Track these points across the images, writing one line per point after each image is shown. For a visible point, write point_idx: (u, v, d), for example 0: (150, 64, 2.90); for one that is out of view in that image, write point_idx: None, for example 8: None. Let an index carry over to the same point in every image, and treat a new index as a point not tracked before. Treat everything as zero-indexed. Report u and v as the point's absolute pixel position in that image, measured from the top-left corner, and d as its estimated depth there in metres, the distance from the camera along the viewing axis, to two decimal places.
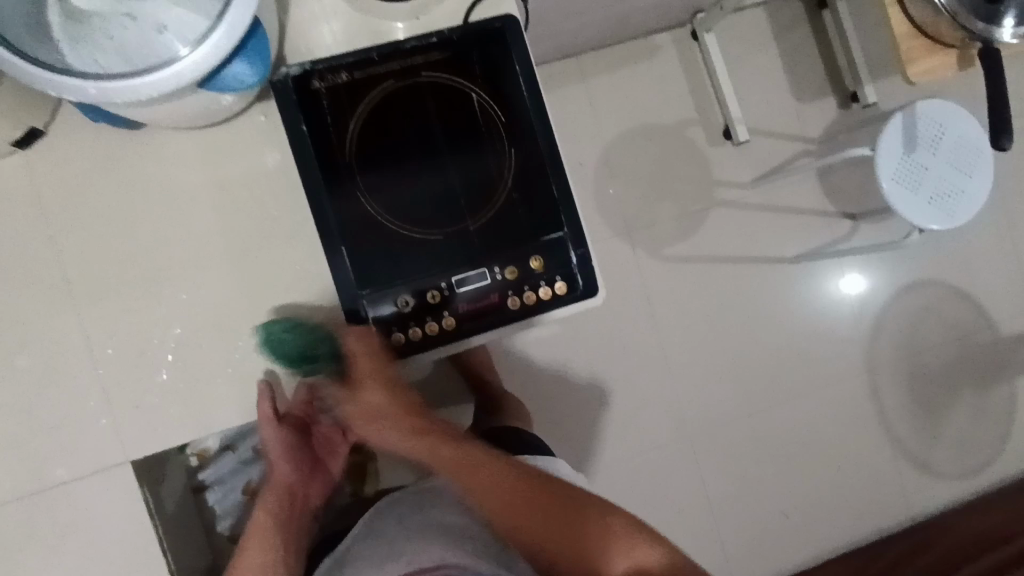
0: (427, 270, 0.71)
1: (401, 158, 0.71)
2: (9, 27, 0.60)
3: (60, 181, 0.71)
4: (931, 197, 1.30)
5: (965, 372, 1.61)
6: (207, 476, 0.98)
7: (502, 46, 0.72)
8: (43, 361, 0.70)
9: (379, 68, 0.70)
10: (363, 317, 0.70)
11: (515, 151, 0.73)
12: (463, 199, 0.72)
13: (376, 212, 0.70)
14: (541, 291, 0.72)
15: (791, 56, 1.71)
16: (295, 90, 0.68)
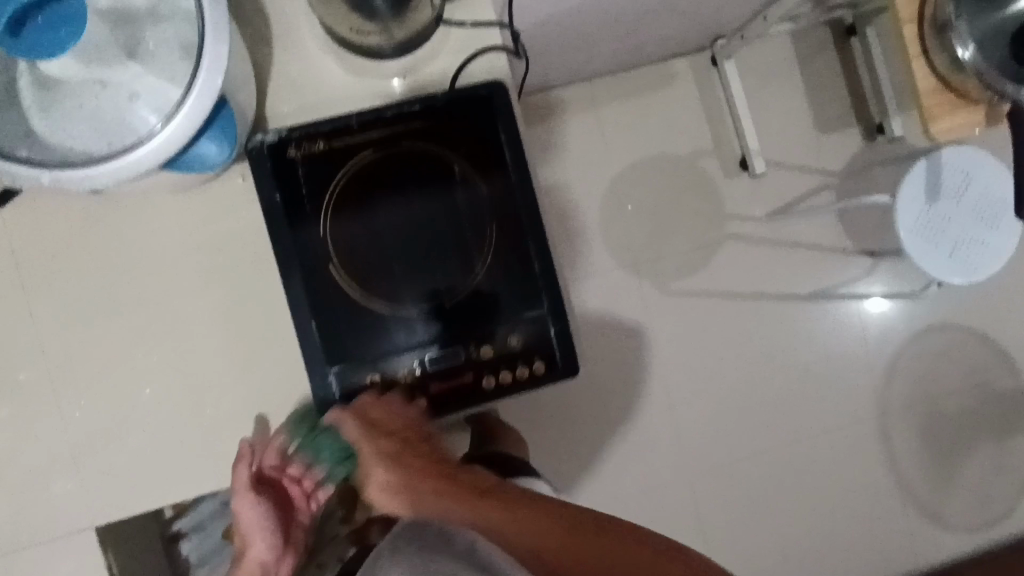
0: (399, 347, 0.69)
1: (380, 229, 0.69)
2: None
3: (35, 246, 0.70)
4: (951, 250, 1.23)
5: (985, 421, 1.53)
6: (182, 526, 1.01)
7: (486, 116, 0.69)
8: (14, 425, 0.70)
9: (358, 137, 0.68)
10: (332, 393, 0.68)
11: (496, 223, 0.70)
12: (441, 273, 0.70)
13: (349, 286, 0.68)
14: (518, 371, 0.69)
15: (814, 85, 1.64)
16: (270, 159, 0.66)
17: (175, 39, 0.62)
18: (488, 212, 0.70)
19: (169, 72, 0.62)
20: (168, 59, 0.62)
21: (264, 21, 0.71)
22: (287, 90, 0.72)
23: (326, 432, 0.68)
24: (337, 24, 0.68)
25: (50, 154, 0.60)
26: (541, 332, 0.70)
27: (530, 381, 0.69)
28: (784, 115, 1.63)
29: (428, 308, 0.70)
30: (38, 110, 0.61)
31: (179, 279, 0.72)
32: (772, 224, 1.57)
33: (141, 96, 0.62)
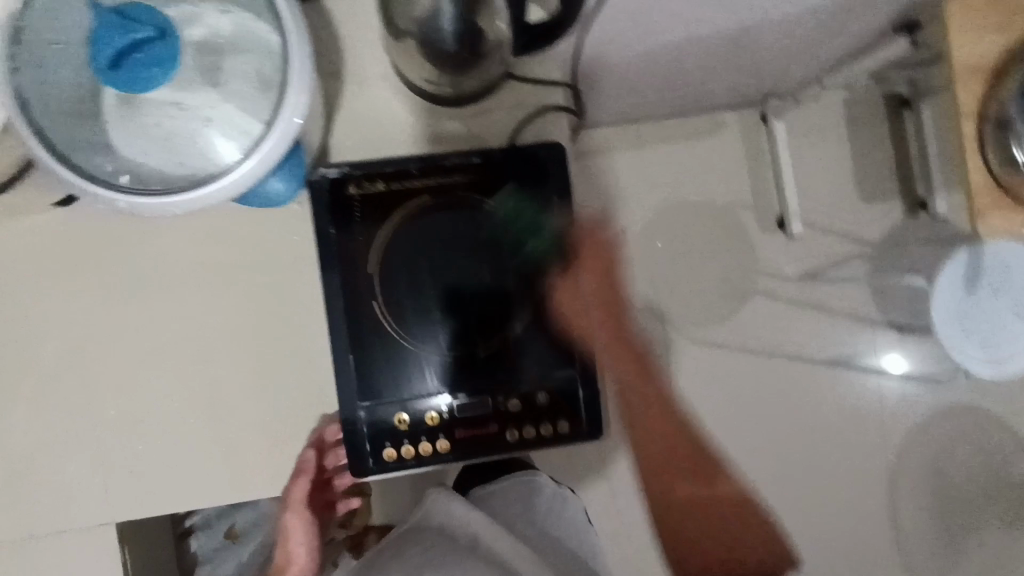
0: (431, 390, 0.71)
1: (425, 272, 0.71)
2: (55, 124, 0.59)
3: (90, 247, 0.71)
4: (985, 345, 1.21)
5: (1002, 517, 1.44)
6: (192, 522, 1.11)
7: (542, 176, 0.71)
8: (49, 416, 0.72)
9: (416, 182, 0.70)
10: (360, 427, 0.70)
11: (538, 281, 0.72)
12: (479, 323, 0.71)
13: (390, 324, 0.70)
14: (542, 429, 0.71)
15: (865, 148, 1.57)
16: (329, 195, 0.68)
17: (255, 71, 0.63)
18: (532, 270, 0.72)
19: (245, 102, 0.62)
20: (243, 88, 0.63)
21: (339, 57, 0.73)
22: (348, 123, 0.74)
23: (350, 464, 0.70)
24: (404, 69, 0.71)
25: (121, 171, 0.61)
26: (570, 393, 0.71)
27: (554, 440, 0.71)
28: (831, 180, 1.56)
29: (463, 355, 0.71)
30: (115, 122, 0.61)
31: (225, 297, 0.73)
32: (802, 287, 1.52)
33: (215, 121, 0.62)
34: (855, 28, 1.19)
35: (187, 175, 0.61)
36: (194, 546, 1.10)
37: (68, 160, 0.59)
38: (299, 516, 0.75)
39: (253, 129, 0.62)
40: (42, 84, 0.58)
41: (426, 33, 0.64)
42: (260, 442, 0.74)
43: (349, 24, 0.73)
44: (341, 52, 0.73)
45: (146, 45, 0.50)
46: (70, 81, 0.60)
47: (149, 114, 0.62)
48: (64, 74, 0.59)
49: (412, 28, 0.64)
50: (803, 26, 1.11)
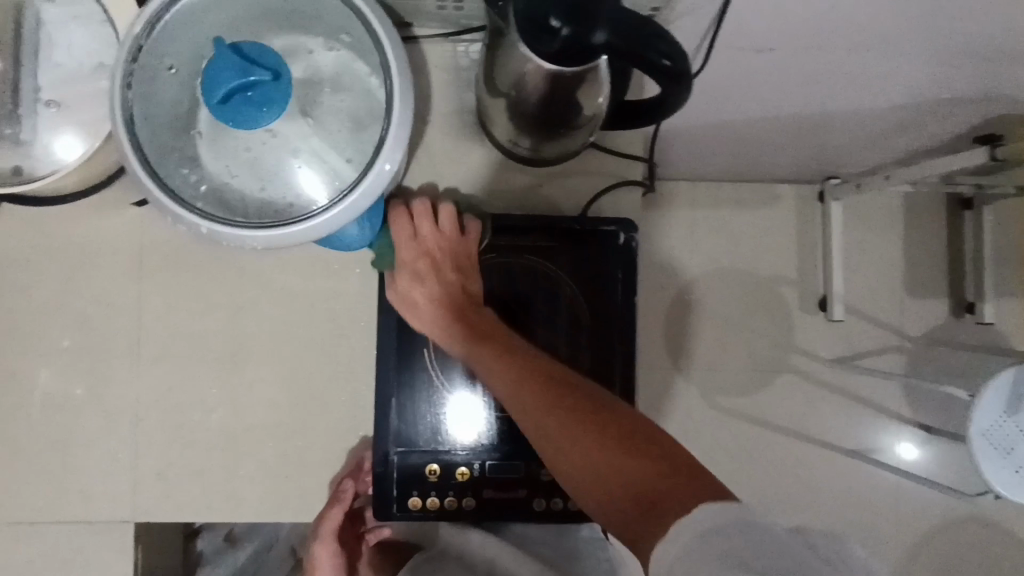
0: (467, 443, 0.71)
1: None
2: (154, 138, 0.60)
3: (163, 249, 0.74)
4: (1018, 466, 1.20)
5: None
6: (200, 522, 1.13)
7: (609, 249, 0.74)
8: (94, 404, 0.74)
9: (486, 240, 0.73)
10: (390, 470, 0.70)
11: (588, 351, 0.74)
12: None
13: (436, 373, 0.72)
14: (571, 503, 0.70)
15: (918, 243, 1.62)
16: (400, 240, 0.71)
17: (349, 111, 0.63)
18: (585, 338, 0.74)
19: (335, 140, 0.63)
20: (337, 126, 0.63)
21: (427, 100, 0.76)
22: (430, 165, 0.76)
23: (374, 507, 0.70)
24: (497, 121, 0.70)
25: (203, 190, 0.61)
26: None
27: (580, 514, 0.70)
28: (878, 268, 1.61)
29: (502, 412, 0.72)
30: (206, 139, 0.61)
31: (281, 318, 0.75)
32: (837, 372, 1.57)
33: (303, 154, 0.62)
34: (932, 130, 1.20)
35: (267, 202, 0.62)
36: (199, 546, 1.13)
37: (157, 174, 0.59)
38: (328, 548, 0.77)
39: (339, 169, 0.62)
40: (150, 97, 0.60)
41: (524, 94, 0.63)
42: (292, 462, 0.75)
43: (444, 69, 0.76)
44: (430, 95, 0.76)
45: (258, 87, 0.52)
46: (175, 97, 0.61)
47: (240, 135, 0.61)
48: (172, 92, 0.60)
49: (512, 89, 0.64)
50: (883, 120, 1.15)
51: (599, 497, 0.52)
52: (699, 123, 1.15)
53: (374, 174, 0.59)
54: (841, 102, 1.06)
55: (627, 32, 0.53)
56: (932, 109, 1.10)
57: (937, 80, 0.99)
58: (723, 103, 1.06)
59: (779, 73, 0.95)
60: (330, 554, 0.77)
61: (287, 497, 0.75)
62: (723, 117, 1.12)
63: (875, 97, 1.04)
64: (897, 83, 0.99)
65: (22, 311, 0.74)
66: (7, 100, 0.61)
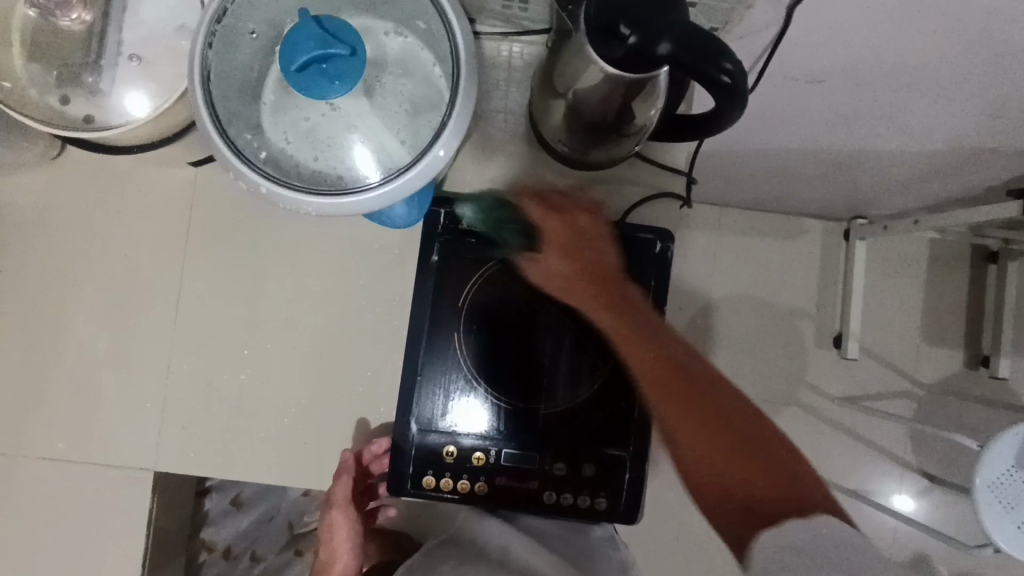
0: (484, 432, 0.74)
1: (509, 319, 0.76)
2: (222, 97, 0.62)
3: (214, 210, 0.77)
4: (1021, 522, 1.20)
5: None
6: (211, 482, 1.18)
7: (643, 258, 0.76)
8: (129, 352, 0.76)
9: None
10: (409, 447, 0.72)
11: (613, 356, 0.76)
12: (545, 379, 0.76)
13: (463, 357, 0.75)
14: (579, 499, 0.73)
15: (940, 291, 1.63)
16: (442, 228, 0.74)
17: (410, 95, 0.66)
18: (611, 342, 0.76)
19: (393, 120, 0.65)
20: (395, 107, 0.65)
21: (483, 95, 0.78)
22: None
23: (389, 481, 0.72)
24: (549, 118, 0.72)
25: (262, 152, 0.63)
26: (618, 468, 0.74)
27: (586, 510, 0.73)
28: (899, 312, 1.61)
29: (524, 403, 0.75)
30: (271, 107, 0.64)
31: (319, 288, 0.77)
32: (848, 411, 1.56)
33: (361, 130, 0.64)
34: (968, 180, 1.22)
35: (321, 172, 0.64)
36: (208, 506, 1.18)
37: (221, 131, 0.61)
38: (345, 513, 0.79)
39: (394, 148, 0.65)
40: (224, 59, 0.62)
41: (582, 97, 0.65)
42: (313, 431, 0.77)
43: (499, 66, 0.78)
44: (487, 90, 0.78)
45: (333, 60, 0.54)
46: (247, 64, 0.64)
47: (303, 106, 0.64)
48: (245, 57, 0.63)
49: (569, 90, 0.66)
50: (921, 165, 1.16)
51: (710, 495, 0.54)
52: (739, 149, 1.17)
53: (430, 155, 0.60)
54: (882, 142, 1.07)
55: (689, 46, 0.55)
56: (970, 160, 1.12)
57: (979, 131, 1.00)
58: (765, 132, 1.08)
59: (825, 107, 0.97)
60: (346, 519, 0.80)
61: (307, 461, 0.77)
62: (763, 145, 1.14)
63: (915, 140, 1.06)
64: (940, 129, 1.00)
65: (75, 254, 0.76)
66: (92, 49, 0.63)
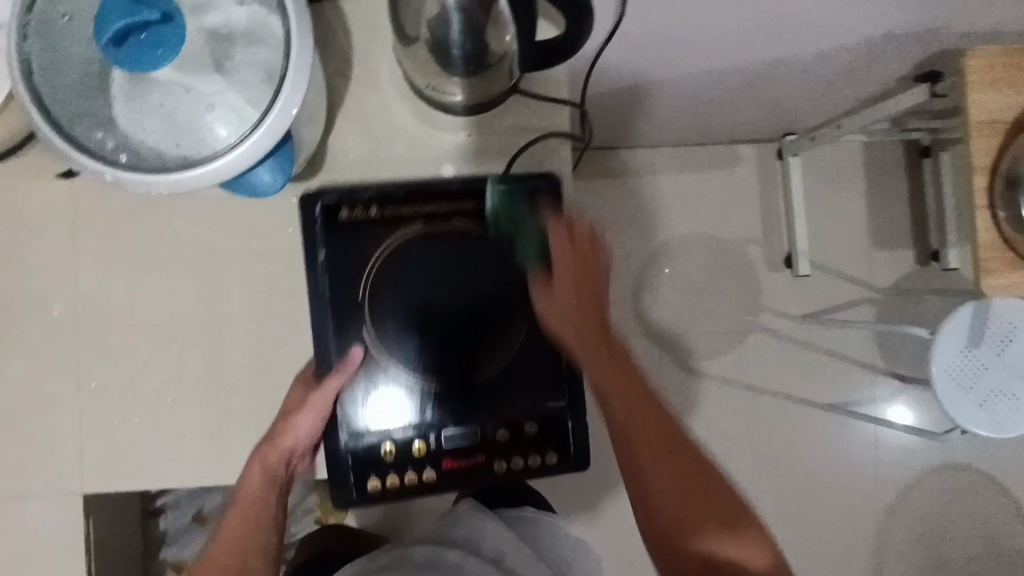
0: (416, 420, 0.76)
1: (411, 302, 0.76)
2: (63, 93, 0.60)
3: (96, 220, 0.76)
4: (983, 400, 1.21)
5: (975, 556, 1.61)
6: (164, 501, 1.20)
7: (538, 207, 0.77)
8: (34, 377, 0.75)
9: (409, 210, 0.76)
10: (342, 455, 0.75)
11: (528, 313, 0.78)
12: (465, 357, 0.77)
13: (377, 350, 0.76)
14: (530, 459, 0.77)
15: (879, 194, 1.65)
16: (322, 222, 0.74)
17: (263, 63, 0.63)
18: (522, 300, 0.78)
19: (250, 91, 0.63)
20: (251, 79, 0.63)
21: (347, 59, 0.78)
22: (356, 122, 0.78)
23: (336, 492, 0.75)
24: (413, 71, 0.72)
25: (115, 143, 0.61)
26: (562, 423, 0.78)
27: (539, 471, 0.77)
28: (841, 222, 1.64)
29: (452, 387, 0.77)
30: (121, 99, 0.61)
31: (218, 280, 0.77)
32: (805, 327, 1.62)
33: (219, 108, 0.62)
34: (877, 73, 1.21)
35: (184, 157, 0.62)
36: (163, 526, 1.20)
37: (64, 131, 0.60)
38: (316, 413, 0.73)
39: (254, 118, 0.62)
40: (51, 58, 0.60)
41: (431, 34, 0.65)
42: (240, 422, 0.77)
43: (360, 23, 0.78)
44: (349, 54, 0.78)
45: (148, 28, 0.58)
46: (85, 58, 0.61)
47: (161, 96, 0.61)
48: (79, 48, 0.61)
49: (421, 33, 0.65)
50: (827, 66, 1.16)
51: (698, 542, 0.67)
52: (644, 82, 1.17)
53: (281, 109, 0.61)
54: (779, 48, 1.07)
55: None
56: (872, 50, 1.11)
57: (870, 18, 0.99)
58: (663, 59, 1.08)
59: (711, 19, 0.95)
60: (317, 416, 0.73)
61: (239, 453, 0.77)
62: (664, 74, 1.14)
63: (811, 40, 1.05)
64: (826, 26, 1.00)
65: None
66: None
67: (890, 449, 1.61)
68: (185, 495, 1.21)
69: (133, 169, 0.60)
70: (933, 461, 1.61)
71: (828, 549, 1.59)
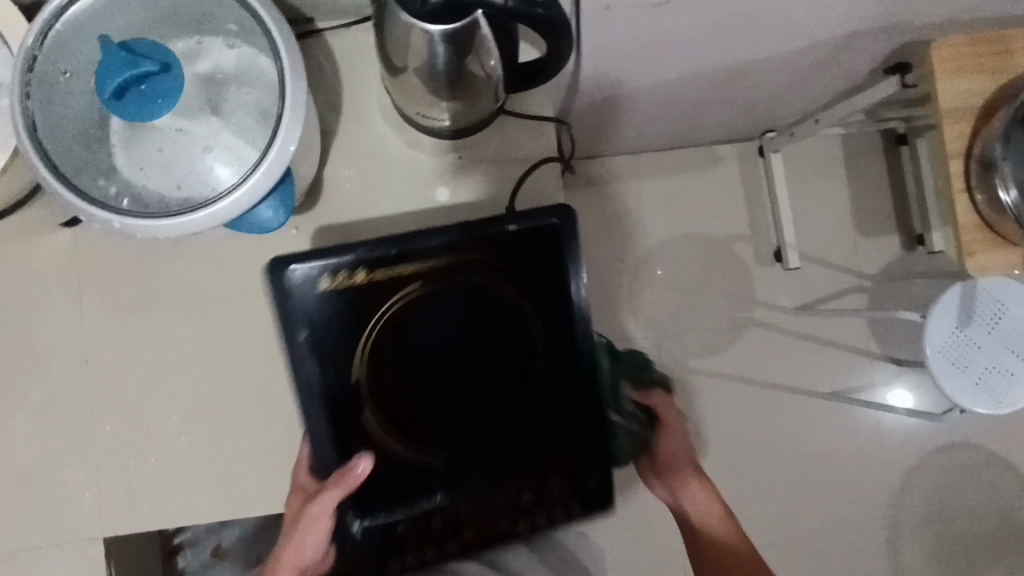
0: (428, 489, 0.75)
1: (408, 367, 0.75)
2: (63, 145, 0.62)
3: (99, 266, 0.77)
4: (978, 377, 1.24)
5: (986, 533, 1.63)
6: (182, 539, 1.21)
7: (540, 248, 0.76)
8: (47, 426, 0.76)
9: (401, 270, 0.74)
10: (353, 532, 0.75)
11: (534, 361, 0.77)
12: (468, 416, 0.76)
13: (377, 417, 0.75)
14: (551, 515, 0.75)
15: (861, 183, 1.68)
16: (307, 291, 0.74)
17: (256, 103, 0.65)
18: (527, 349, 0.76)
19: (246, 130, 0.65)
20: (246, 118, 0.65)
21: (337, 92, 0.80)
22: (349, 151, 0.80)
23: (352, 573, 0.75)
24: (404, 102, 0.74)
25: (118, 190, 0.63)
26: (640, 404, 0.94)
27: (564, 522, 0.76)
28: (827, 212, 1.67)
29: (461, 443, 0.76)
30: (121, 146, 0.63)
31: (222, 316, 0.78)
32: (801, 319, 1.65)
33: (216, 149, 0.64)
34: (849, 68, 1.25)
35: (187, 200, 0.64)
36: (182, 564, 1.20)
37: (69, 182, 0.62)
38: (322, 524, 0.74)
39: (252, 157, 0.64)
40: (50, 114, 0.62)
41: (416, 66, 0.67)
42: (255, 456, 0.78)
43: (348, 57, 0.81)
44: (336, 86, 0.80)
45: (150, 78, 0.55)
46: (83, 109, 0.62)
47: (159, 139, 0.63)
48: (77, 99, 0.62)
49: (407, 63, 0.67)
50: (800, 65, 1.20)
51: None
52: (624, 91, 1.20)
53: (279, 149, 0.63)
54: (752, 50, 1.11)
55: None
56: (840, 47, 1.15)
57: (838, 15, 1.03)
58: (641, 68, 1.11)
59: (684, 27, 0.98)
60: (324, 523, 0.74)
61: (256, 486, 0.78)
62: (642, 83, 1.17)
63: (780, 42, 1.09)
64: (793, 28, 1.04)
65: None
66: None
67: (894, 433, 1.63)
68: (203, 532, 1.21)
69: (139, 214, 0.62)
70: (936, 441, 1.64)
71: (841, 535, 1.60)
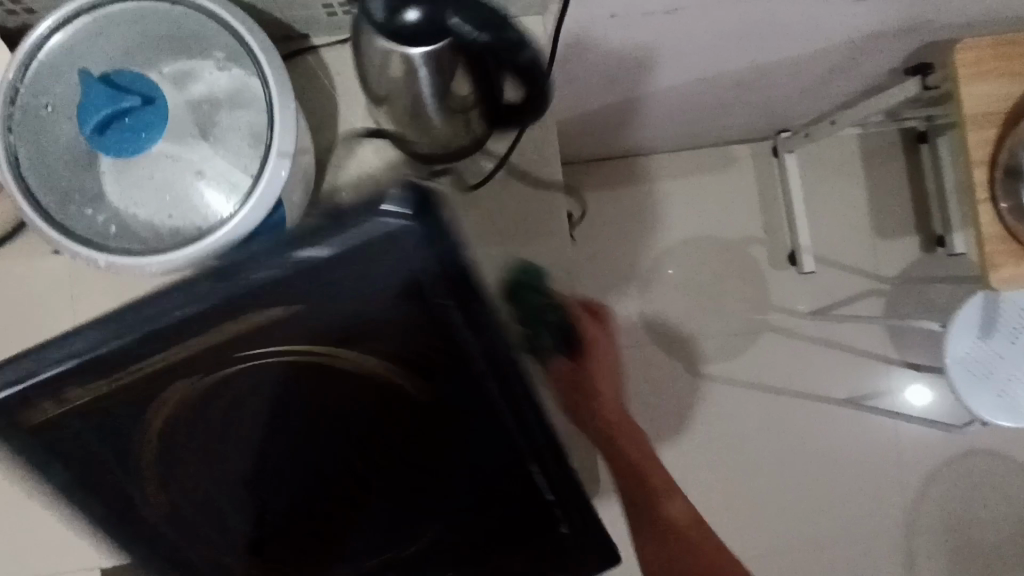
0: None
1: (270, 453, 0.65)
2: (52, 174, 0.60)
3: (95, 293, 0.76)
4: (1000, 390, 1.19)
5: (1007, 543, 1.59)
6: None
7: (358, 271, 0.53)
8: None
9: (182, 361, 0.56)
10: None
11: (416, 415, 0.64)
12: (360, 497, 0.66)
13: (258, 515, 0.65)
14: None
15: (879, 183, 1.63)
16: (77, 419, 0.56)
17: (247, 127, 0.63)
18: (403, 407, 0.64)
19: (237, 156, 0.63)
20: (237, 143, 0.63)
21: (333, 110, 0.78)
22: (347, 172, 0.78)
23: None
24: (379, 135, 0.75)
25: (107, 220, 0.61)
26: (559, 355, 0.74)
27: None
28: (842, 214, 1.63)
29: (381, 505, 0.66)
30: (111, 175, 0.61)
31: None
32: (815, 323, 1.61)
33: (207, 176, 0.62)
34: (867, 69, 1.20)
35: (178, 229, 0.62)
36: None
37: (56, 214, 0.60)
38: None
39: (244, 184, 0.62)
40: (35, 146, 0.60)
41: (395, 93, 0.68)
42: None
43: (344, 74, 0.78)
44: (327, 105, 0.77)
45: (133, 112, 0.59)
46: (70, 137, 0.61)
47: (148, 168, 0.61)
48: (65, 127, 0.61)
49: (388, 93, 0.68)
50: (815, 66, 1.15)
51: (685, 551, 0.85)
52: (630, 96, 1.16)
53: (269, 179, 0.61)
54: (766, 53, 1.06)
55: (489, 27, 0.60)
56: (858, 48, 1.10)
57: (856, 16, 0.98)
58: (649, 74, 1.08)
59: (692, 31, 0.95)
60: None
61: None
62: (651, 88, 1.14)
63: (795, 45, 1.05)
64: (808, 30, 1.00)
65: None
66: None
67: (911, 439, 1.59)
68: None
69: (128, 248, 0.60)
70: (954, 448, 1.60)
71: (858, 544, 1.57)
